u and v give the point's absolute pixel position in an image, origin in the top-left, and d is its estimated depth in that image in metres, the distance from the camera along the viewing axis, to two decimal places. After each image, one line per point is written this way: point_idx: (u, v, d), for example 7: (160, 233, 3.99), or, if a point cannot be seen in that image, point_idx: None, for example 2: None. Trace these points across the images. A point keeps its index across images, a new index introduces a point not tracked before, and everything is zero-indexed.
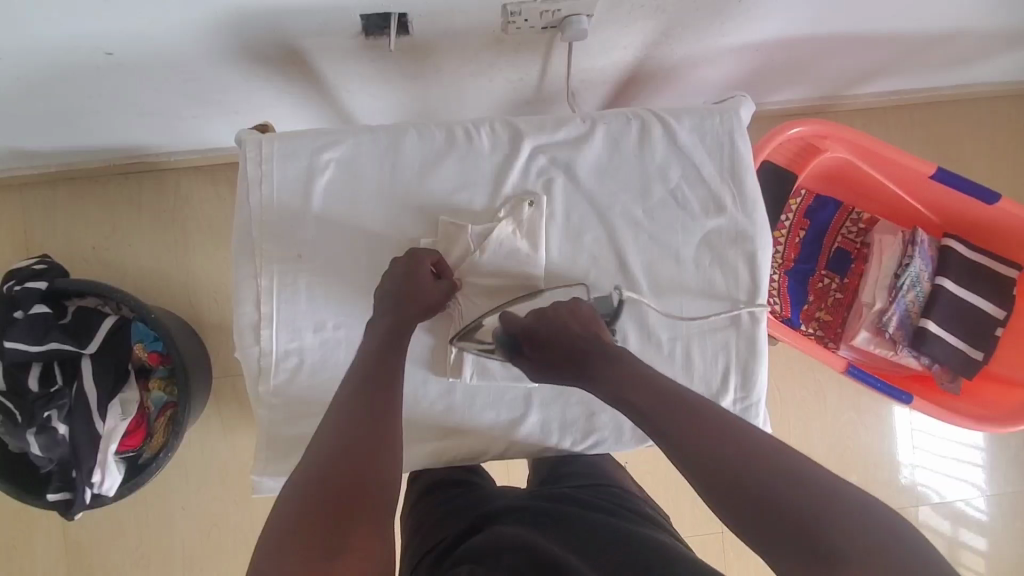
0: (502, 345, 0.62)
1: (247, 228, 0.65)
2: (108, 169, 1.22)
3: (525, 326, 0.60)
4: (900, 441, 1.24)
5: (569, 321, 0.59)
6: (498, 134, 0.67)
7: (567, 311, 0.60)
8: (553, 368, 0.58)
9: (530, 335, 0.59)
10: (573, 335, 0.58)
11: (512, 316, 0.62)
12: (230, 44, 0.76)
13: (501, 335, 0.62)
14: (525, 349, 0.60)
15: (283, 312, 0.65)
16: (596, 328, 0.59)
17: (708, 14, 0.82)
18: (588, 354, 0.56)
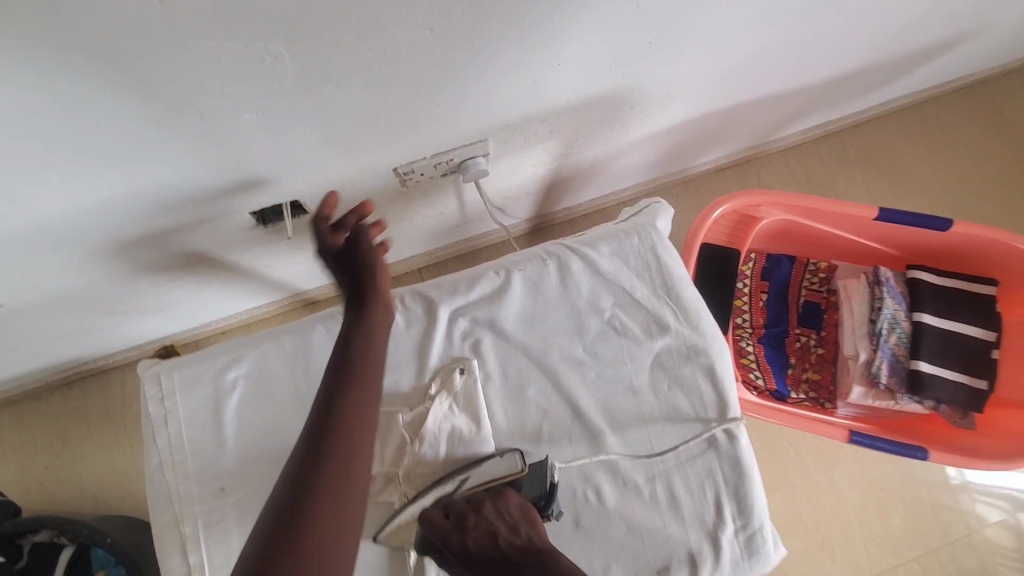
0: (426, 551, 0.54)
1: (158, 471, 0.59)
2: (48, 384, 1.16)
3: (449, 528, 0.52)
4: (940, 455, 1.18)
5: (496, 525, 0.52)
6: (412, 308, 0.63)
7: (496, 512, 0.53)
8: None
9: (453, 546, 0.51)
10: (497, 551, 0.50)
11: (435, 514, 0.53)
12: (125, 266, 0.72)
13: (421, 537, 0.54)
14: (450, 560, 0.52)
15: (215, 556, 0.58)
16: (530, 533, 0.51)
17: (605, 123, 0.81)
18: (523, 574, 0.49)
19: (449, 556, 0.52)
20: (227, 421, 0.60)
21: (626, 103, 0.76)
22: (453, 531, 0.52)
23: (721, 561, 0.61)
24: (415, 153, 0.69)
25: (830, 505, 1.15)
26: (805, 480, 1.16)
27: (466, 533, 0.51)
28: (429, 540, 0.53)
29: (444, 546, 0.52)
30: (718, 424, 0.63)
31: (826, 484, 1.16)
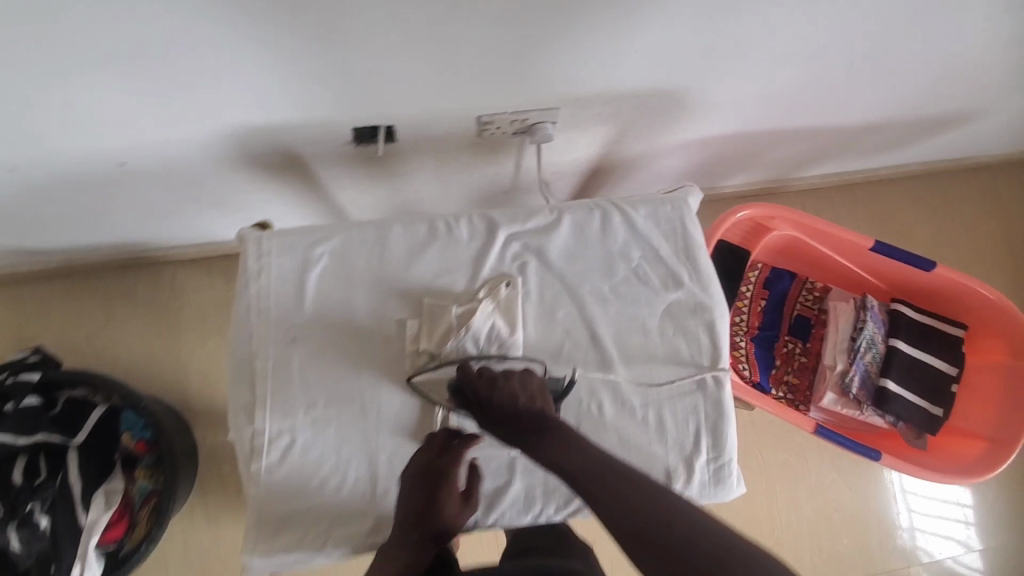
0: (453, 393, 0.69)
1: (245, 315, 0.71)
2: (107, 264, 1.26)
3: (479, 382, 0.67)
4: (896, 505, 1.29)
5: (517, 392, 0.67)
6: (476, 225, 0.75)
7: (518, 383, 0.68)
8: (496, 427, 0.67)
9: (479, 395, 0.67)
10: (513, 412, 0.66)
11: (470, 370, 0.68)
12: (234, 153, 0.84)
13: (452, 381, 0.69)
14: (473, 404, 0.68)
15: (277, 392, 0.69)
16: (541, 405, 0.67)
17: (657, 119, 0.94)
18: (530, 433, 0.65)
19: (474, 402, 0.68)
20: (309, 285, 0.72)
21: (679, 103, 0.90)
22: (482, 386, 0.67)
23: (691, 482, 0.72)
24: (499, 106, 0.82)
25: (785, 507, 1.28)
26: (767, 488, 1.28)
27: (493, 391, 0.67)
28: (459, 387, 0.69)
29: (471, 393, 0.68)
30: (709, 372, 0.75)
31: (785, 492, 1.28)
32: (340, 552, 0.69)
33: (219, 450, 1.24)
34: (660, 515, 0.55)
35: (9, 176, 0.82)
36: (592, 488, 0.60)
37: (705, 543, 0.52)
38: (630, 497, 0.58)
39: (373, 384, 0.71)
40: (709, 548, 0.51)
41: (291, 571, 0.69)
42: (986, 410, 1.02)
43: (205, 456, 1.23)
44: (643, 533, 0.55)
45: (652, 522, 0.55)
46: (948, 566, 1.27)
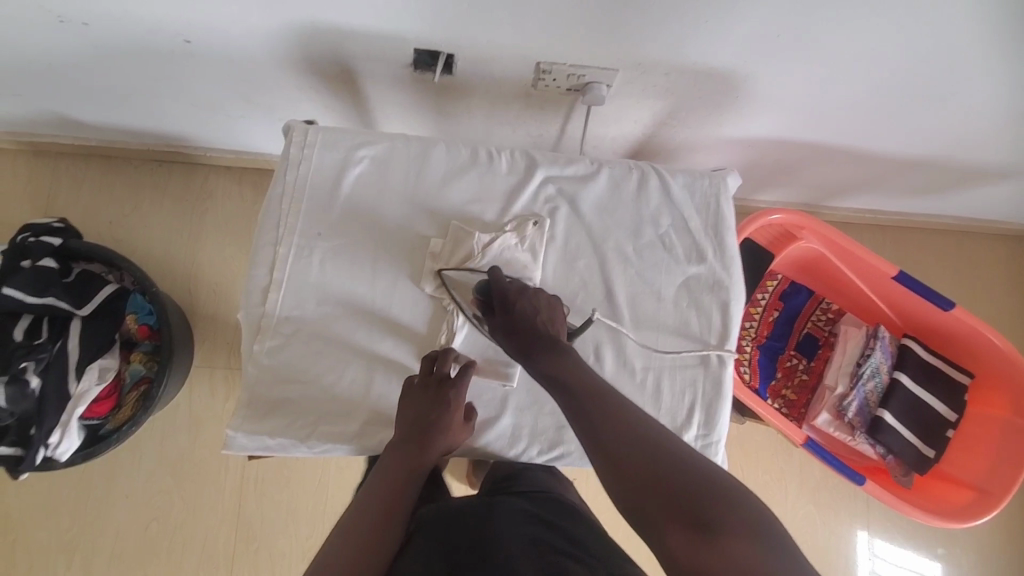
0: (478, 296, 0.70)
1: (278, 201, 0.72)
2: (145, 154, 1.28)
3: (507, 288, 0.68)
4: (861, 560, 1.29)
5: (541, 310, 0.68)
6: (517, 162, 0.76)
7: (544, 303, 0.69)
8: (507, 336, 0.68)
9: (504, 299, 0.68)
10: (530, 324, 0.67)
11: (502, 277, 0.69)
12: (295, 53, 0.85)
13: (481, 284, 0.70)
14: (495, 308, 0.69)
15: (292, 281, 0.70)
16: (557, 329, 0.68)
17: (709, 104, 0.94)
18: (541, 345, 0.65)
19: (497, 305, 0.68)
20: (344, 184, 0.73)
21: (734, 90, 0.90)
22: (510, 292, 0.68)
23: None
24: (561, 55, 0.83)
25: None
26: None
27: (520, 299, 0.68)
28: (486, 289, 0.70)
29: (497, 296, 0.68)
30: (714, 350, 0.75)
31: None
32: (320, 448, 0.69)
33: (215, 355, 1.25)
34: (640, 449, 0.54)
35: (77, 33, 0.84)
36: (587, 419, 0.58)
37: (689, 486, 0.51)
38: (619, 436, 0.56)
39: (387, 292, 0.72)
40: (689, 492, 0.50)
41: (271, 457, 0.69)
42: (977, 460, 1.00)
43: (200, 359, 1.24)
44: (628, 471, 0.53)
45: (639, 463, 0.53)
46: None
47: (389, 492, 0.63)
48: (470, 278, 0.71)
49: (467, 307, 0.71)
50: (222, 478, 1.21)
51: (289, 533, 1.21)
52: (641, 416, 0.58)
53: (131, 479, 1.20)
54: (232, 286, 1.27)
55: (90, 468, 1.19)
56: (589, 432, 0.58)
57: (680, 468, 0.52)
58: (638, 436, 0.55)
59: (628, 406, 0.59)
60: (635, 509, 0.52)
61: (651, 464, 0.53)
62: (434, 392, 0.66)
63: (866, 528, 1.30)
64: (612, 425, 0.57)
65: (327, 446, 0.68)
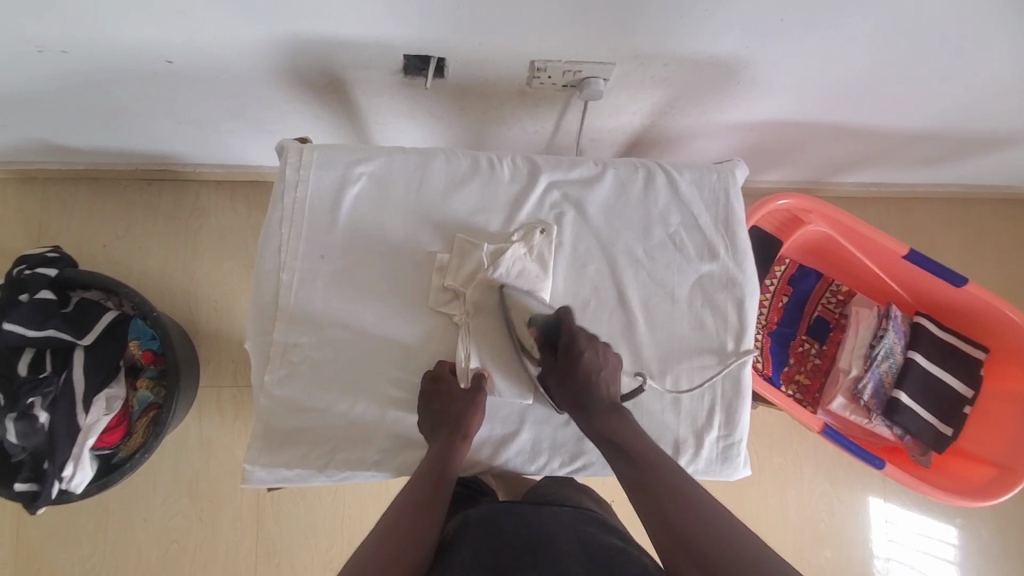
0: (541, 330, 0.70)
1: (276, 225, 0.70)
2: (133, 174, 1.25)
3: (575, 334, 0.70)
4: (879, 532, 1.30)
5: (602, 367, 0.69)
6: (519, 167, 0.74)
7: (607, 359, 0.70)
8: (560, 382, 0.69)
9: (571, 345, 0.69)
10: (588, 378, 0.68)
11: (571, 321, 0.70)
12: (281, 65, 0.82)
13: (547, 320, 0.70)
14: (559, 351, 0.70)
15: (298, 307, 0.69)
16: (614, 389, 0.69)
17: (710, 91, 0.92)
18: (594, 403, 0.67)
19: (562, 350, 0.70)
20: (343, 203, 0.70)
21: (735, 76, 0.88)
22: (576, 340, 0.69)
23: (699, 455, 0.72)
24: (557, 52, 0.80)
25: (774, 510, 1.29)
26: (758, 487, 1.29)
27: (585, 351, 0.69)
28: (555, 326, 0.71)
29: (565, 339, 0.70)
30: (732, 351, 0.74)
31: (777, 495, 1.29)
32: (340, 476, 0.68)
33: (221, 374, 1.23)
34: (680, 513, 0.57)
35: (56, 61, 0.81)
36: (640, 481, 0.62)
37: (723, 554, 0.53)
38: (669, 501, 0.58)
39: (396, 312, 0.70)
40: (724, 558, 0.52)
41: (290, 487, 0.69)
42: (995, 436, 1.00)
43: (207, 378, 1.23)
44: (670, 534, 0.56)
45: (684, 525, 0.56)
46: None
47: (427, 484, 0.63)
48: (534, 306, 0.71)
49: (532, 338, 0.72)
50: (237, 496, 1.21)
51: (308, 546, 1.21)
52: (683, 477, 0.61)
53: (147, 502, 1.20)
54: (233, 303, 1.25)
55: (107, 495, 1.19)
56: (636, 489, 0.62)
57: (719, 533, 0.55)
58: (677, 498, 0.59)
59: (677, 469, 0.62)
60: (668, 567, 0.55)
61: (685, 525, 0.56)
62: (428, 395, 0.67)
63: (883, 503, 1.30)
64: (663, 489, 0.60)
65: (346, 473, 0.67)
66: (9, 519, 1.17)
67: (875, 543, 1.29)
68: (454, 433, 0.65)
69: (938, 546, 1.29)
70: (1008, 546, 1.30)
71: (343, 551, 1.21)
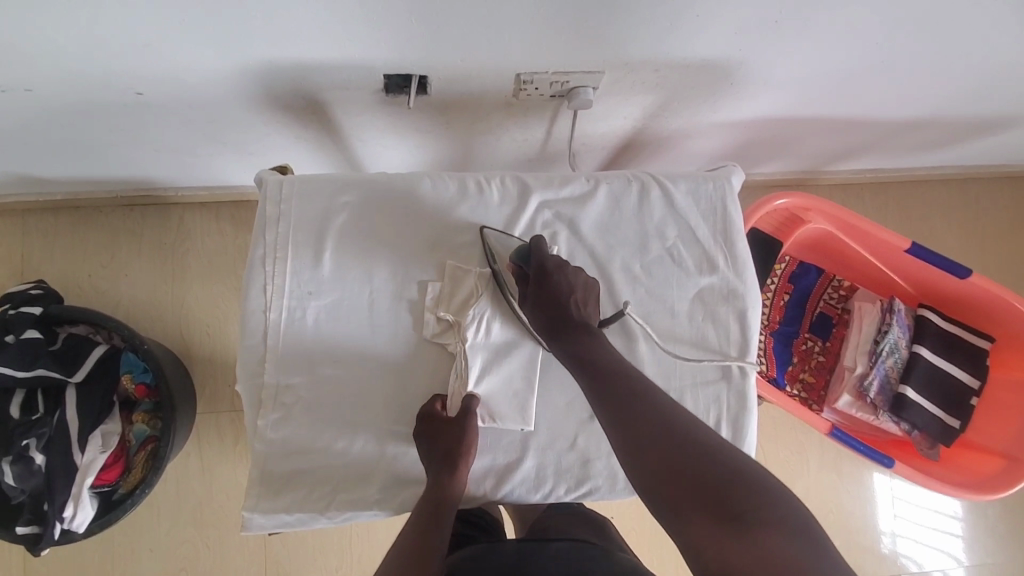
0: (515, 264, 0.68)
1: (261, 262, 0.67)
2: (114, 201, 1.22)
3: (548, 258, 0.67)
4: (890, 516, 1.29)
5: (576, 290, 0.66)
6: (509, 188, 0.72)
7: (578, 282, 0.67)
8: (535, 309, 0.67)
9: (545, 267, 0.67)
10: (563, 300, 0.66)
11: (542, 248, 0.67)
12: (258, 91, 0.79)
13: (520, 250, 0.68)
14: (532, 276, 0.67)
15: (289, 346, 0.66)
16: (589, 311, 0.66)
17: (702, 92, 0.89)
18: (570, 326, 0.65)
19: (535, 273, 0.67)
20: (329, 236, 0.68)
21: (727, 77, 0.85)
22: (550, 267, 0.67)
23: None
24: (541, 64, 0.77)
25: None
26: None
27: (559, 276, 0.66)
28: (527, 254, 0.67)
29: (537, 263, 0.67)
30: (736, 366, 0.72)
31: None
32: (341, 517, 0.67)
33: (219, 400, 1.22)
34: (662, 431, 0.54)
35: (22, 99, 0.78)
36: (616, 399, 0.58)
37: (713, 471, 0.50)
38: (649, 420, 0.55)
39: (390, 345, 0.68)
40: (714, 476, 0.49)
41: (291, 530, 0.67)
42: (1005, 427, 0.99)
43: (204, 405, 1.21)
44: (653, 453, 0.53)
45: (668, 444, 0.53)
46: None
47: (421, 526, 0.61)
48: (509, 246, 0.70)
49: (503, 272, 0.69)
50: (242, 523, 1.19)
51: (318, 567, 1.20)
52: (666, 403, 0.57)
53: (152, 534, 1.18)
54: (225, 327, 1.23)
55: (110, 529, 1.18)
56: (614, 415, 0.57)
57: (704, 450, 0.52)
58: (655, 417, 0.56)
59: (650, 388, 0.59)
60: (651, 488, 0.52)
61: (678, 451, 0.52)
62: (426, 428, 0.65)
63: (892, 492, 1.30)
64: (640, 409, 0.57)
65: (348, 513, 0.66)
66: (13, 559, 1.16)
67: (888, 526, 1.29)
68: (450, 468, 0.63)
69: (948, 523, 1.30)
70: (1015, 526, 1.30)
71: (354, 565, 1.20)
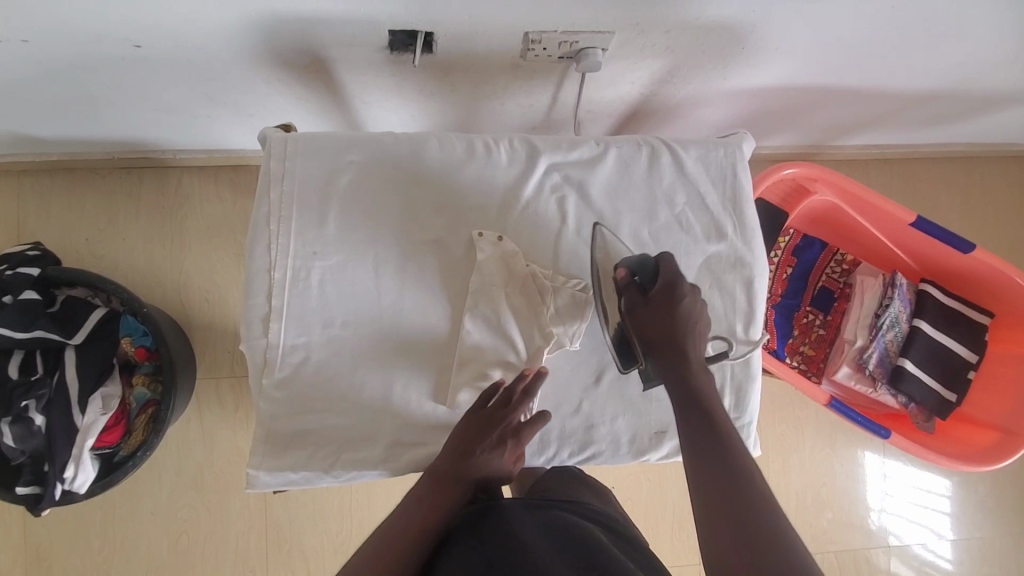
0: (635, 272, 0.67)
1: (265, 221, 0.66)
2: (111, 162, 1.19)
3: (675, 279, 0.66)
4: (878, 490, 1.32)
5: (693, 320, 0.66)
6: (517, 150, 0.70)
7: (698, 317, 0.66)
8: (642, 319, 0.66)
9: (671, 288, 0.66)
10: (680, 325, 0.65)
11: (669, 267, 0.67)
12: (258, 46, 0.77)
13: (648, 265, 0.67)
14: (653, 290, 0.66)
15: (294, 306, 0.66)
16: (698, 341, 0.66)
17: (713, 57, 0.87)
18: (678, 347, 0.64)
19: (659, 290, 0.66)
20: (335, 195, 0.67)
21: (740, 42, 0.83)
22: (671, 287, 0.66)
23: None
24: (551, 22, 0.75)
25: (776, 477, 1.30)
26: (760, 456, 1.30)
27: (679, 298, 0.66)
28: (651, 269, 0.67)
29: (661, 282, 0.66)
30: (741, 332, 0.72)
31: (779, 462, 1.30)
32: (346, 476, 0.67)
33: (219, 365, 1.21)
34: (729, 476, 0.55)
35: (15, 51, 0.75)
36: (698, 432, 0.60)
37: (760, 536, 0.50)
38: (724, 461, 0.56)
39: (396, 307, 0.68)
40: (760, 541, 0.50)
41: (297, 489, 0.68)
42: (1000, 400, 1.01)
43: (204, 370, 1.21)
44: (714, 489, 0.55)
45: (729, 489, 0.54)
46: (917, 552, 1.31)
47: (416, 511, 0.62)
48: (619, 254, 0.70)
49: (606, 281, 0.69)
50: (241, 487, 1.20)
51: (318, 531, 1.22)
52: (741, 456, 0.57)
53: (154, 496, 1.19)
54: (225, 293, 1.22)
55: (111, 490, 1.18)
56: (692, 443, 0.59)
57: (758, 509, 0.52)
58: (726, 460, 0.56)
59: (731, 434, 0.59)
60: (703, 523, 0.54)
61: (734, 489, 0.54)
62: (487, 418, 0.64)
63: (882, 466, 1.32)
64: (718, 448, 0.58)
65: (353, 473, 0.66)
66: (15, 519, 1.16)
67: (876, 501, 1.31)
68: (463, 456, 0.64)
69: (934, 499, 1.32)
70: (1001, 500, 1.33)
71: (354, 530, 1.22)
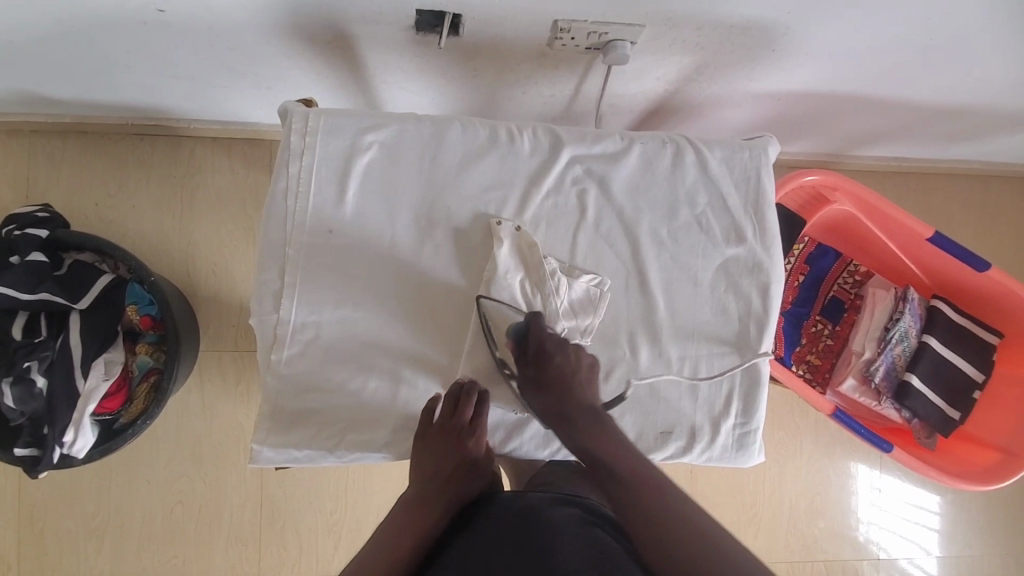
0: (513, 339, 0.67)
1: (282, 197, 0.66)
2: (124, 128, 1.18)
3: (544, 339, 0.67)
4: (870, 503, 1.32)
5: (578, 374, 0.67)
6: (540, 140, 0.70)
7: (584, 364, 0.68)
8: (536, 392, 0.67)
9: (543, 351, 0.67)
10: (564, 388, 0.66)
11: (540, 324, 0.67)
12: (283, 18, 0.76)
13: (517, 326, 0.67)
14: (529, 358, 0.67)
15: (306, 284, 0.65)
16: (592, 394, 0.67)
17: (741, 58, 0.86)
18: (568, 411, 0.66)
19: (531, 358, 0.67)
20: (354, 174, 0.66)
21: (770, 43, 0.82)
22: (548, 348, 0.67)
23: (714, 444, 0.71)
24: (581, 11, 0.74)
25: (772, 484, 1.30)
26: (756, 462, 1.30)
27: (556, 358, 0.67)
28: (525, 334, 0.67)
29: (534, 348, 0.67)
30: (753, 337, 0.72)
31: (775, 469, 1.30)
32: (350, 457, 0.66)
33: (222, 338, 1.21)
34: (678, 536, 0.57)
35: (36, 8, 0.74)
36: (635, 495, 0.61)
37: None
38: (673, 521, 0.58)
39: (410, 291, 0.67)
40: None
41: (298, 467, 0.68)
42: (1003, 421, 1.00)
43: (207, 342, 1.21)
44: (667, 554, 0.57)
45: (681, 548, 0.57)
46: (905, 567, 1.32)
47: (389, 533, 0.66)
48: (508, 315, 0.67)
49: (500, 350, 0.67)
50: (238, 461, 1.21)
51: (312, 509, 1.22)
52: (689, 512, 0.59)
53: (151, 465, 1.19)
54: (232, 267, 1.21)
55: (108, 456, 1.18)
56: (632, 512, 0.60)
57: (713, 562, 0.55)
58: (674, 519, 0.58)
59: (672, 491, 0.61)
60: None
61: (675, 536, 0.57)
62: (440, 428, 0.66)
63: (877, 479, 1.32)
64: (664, 508, 0.60)
65: (356, 454, 0.66)
66: (11, 479, 1.17)
67: (867, 514, 1.32)
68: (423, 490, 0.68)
69: (925, 515, 1.33)
70: (993, 519, 1.34)
71: (347, 510, 1.22)
